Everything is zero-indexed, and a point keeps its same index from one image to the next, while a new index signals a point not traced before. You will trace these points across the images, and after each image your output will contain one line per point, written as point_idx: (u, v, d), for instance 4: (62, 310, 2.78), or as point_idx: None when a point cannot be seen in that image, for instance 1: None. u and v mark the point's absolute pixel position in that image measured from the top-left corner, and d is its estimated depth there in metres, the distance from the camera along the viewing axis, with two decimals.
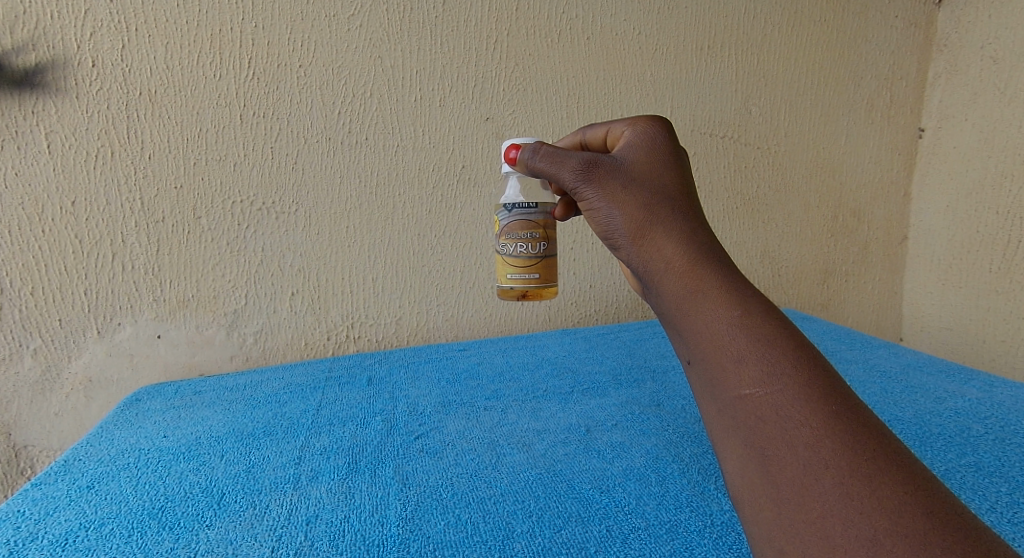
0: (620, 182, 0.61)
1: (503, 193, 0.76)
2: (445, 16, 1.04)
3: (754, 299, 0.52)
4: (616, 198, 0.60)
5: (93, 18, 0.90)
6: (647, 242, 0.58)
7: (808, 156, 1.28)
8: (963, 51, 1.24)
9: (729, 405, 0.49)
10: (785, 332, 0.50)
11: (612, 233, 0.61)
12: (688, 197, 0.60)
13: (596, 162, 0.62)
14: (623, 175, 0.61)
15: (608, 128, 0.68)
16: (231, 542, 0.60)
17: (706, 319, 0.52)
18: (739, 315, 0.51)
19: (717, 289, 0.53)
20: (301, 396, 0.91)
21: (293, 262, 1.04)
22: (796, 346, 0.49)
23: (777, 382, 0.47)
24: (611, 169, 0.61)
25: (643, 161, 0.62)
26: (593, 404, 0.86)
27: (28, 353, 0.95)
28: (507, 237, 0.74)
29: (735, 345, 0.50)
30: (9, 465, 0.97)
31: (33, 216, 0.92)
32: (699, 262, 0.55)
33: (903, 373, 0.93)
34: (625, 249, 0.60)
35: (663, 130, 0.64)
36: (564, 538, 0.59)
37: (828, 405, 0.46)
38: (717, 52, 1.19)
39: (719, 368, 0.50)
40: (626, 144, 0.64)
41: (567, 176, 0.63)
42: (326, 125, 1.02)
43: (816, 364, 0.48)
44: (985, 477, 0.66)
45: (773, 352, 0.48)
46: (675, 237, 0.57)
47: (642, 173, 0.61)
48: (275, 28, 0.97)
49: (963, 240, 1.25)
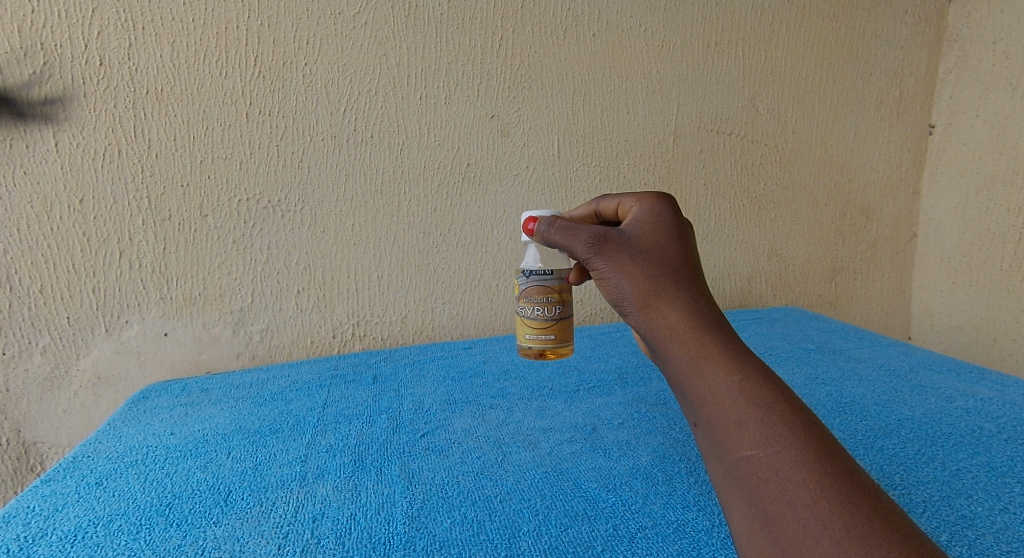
0: (629, 255, 0.62)
1: (522, 258, 0.76)
2: (451, 14, 1.03)
3: (753, 366, 0.55)
4: (625, 269, 0.62)
5: (100, 17, 0.91)
6: (653, 309, 0.60)
7: (816, 154, 1.27)
8: (974, 46, 1.22)
9: (731, 466, 0.51)
10: (782, 397, 0.53)
11: (620, 300, 0.62)
12: (692, 270, 0.62)
13: (606, 236, 0.64)
14: (631, 247, 0.63)
15: (619, 201, 0.69)
16: (238, 539, 0.60)
17: (709, 384, 0.54)
18: (739, 381, 0.54)
19: (718, 355, 0.55)
20: (307, 394, 0.91)
21: (299, 260, 1.04)
22: (793, 411, 0.52)
23: (776, 444, 0.50)
24: (620, 243, 0.63)
25: (650, 235, 0.63)
26: (599, 403, 0.85)
27: (37, 351, 0.96)
28: (524, 300, 0.74)
29: (736, 409, 0.52)
30: (18, 462, 0.97)
31: (41, 214, 0.93)
32: (700, 330, 0.57)
33: (912, 372, 0.93)
34: (632, 315, 0.62)
35: (669, 207, 0.66)
36: (570, 537, 0.59)
37: (824, 468, 0.49)
38: (723, 48, 1.18)
39: (722, 429, 0.52)
40: (634, 219, 0.65)
41: (579, 249, 0.65)
42: (331, 122, 1.02)
43: (812, 429, 0.51)
44: (997, 477, 0.65)
45: (772, 416, 0.51)
46: (679, 306, 0.59)
47: (650, 247, 0.62)
48: (281, 26, 0.97)
49: (974, 237, 1.24)
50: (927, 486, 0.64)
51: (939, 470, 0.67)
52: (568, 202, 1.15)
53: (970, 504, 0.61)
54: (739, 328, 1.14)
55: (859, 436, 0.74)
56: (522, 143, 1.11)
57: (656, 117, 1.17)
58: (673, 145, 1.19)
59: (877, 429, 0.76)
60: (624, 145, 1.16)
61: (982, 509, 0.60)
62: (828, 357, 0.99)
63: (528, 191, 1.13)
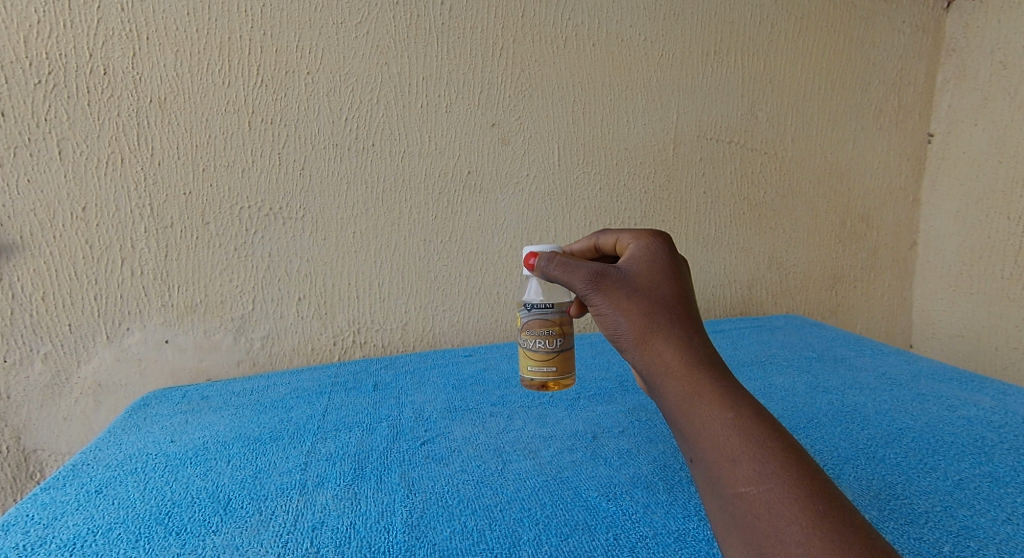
0: (626, 292, 0.63)
1: (524, 292, 0.76)
2: (452, 23, 1.04)
3: (745, 403, 0.56)
4: (622, 306, 0.62)
5: (105, 27, 0.91)
6: (649, 346, 0.61)
7: (815, 163, 1.27)
8: (972, 55, 1.23)
9: (726, 503, 0.52)
10: (774, 434, 0.54)
11: (617, 336, 0.63)
12: (687, 308, 0.63)
13: (604, 273, 0.64)
14: (628, 284, 0.63)
15: (616, 237, 0.70)
16: (238, 547, 0.60)
17: (703, 421, 0.56)
18: (733, 417, 0.55)
19: (712, 392, 0.57)
20: (307, 402, 0.91)
21: (300, 267, 1.05)
22: (785, 448, 0.53)
23: (769, 480, 0.51)
24: (618, 280, 0.64)
25: (646, 272, 0.64)
26: (600, 411, 0.85)
27: (38, 358, 0.96)
28: (525, 333, 0.74)
29: (730, 445, 0.53)
30: (18, 470, 0.97)
31: (44, 222, 0.93)
32: (695, 367, 0.59)
33: (913, 381, 0.92)
34: (629, 351, 0.63)
35: (664, 244, 0.67)
36: (571, 546, 0.59)
37: (816, 504, 0.49)
38: (722, 58, 1.19)
39: (717, 466, 0.53)
40: (631, 256, 0.66)
41: (578, 285, 0.65)
42: (333, 130, 1.02)
43: (804, 466, 0.52)
44: (1000, 487, 0.65)
45: (765, 453, 0.52)
46: (673, 343, 0.60)
47: (646, 284, 0.63)
48: (284, 35, 0.98)
49: (974, 246, 1.24)
50: (929, 496, 0.64)
51: (941, 480, 0.67)
52: (569, 209, 1.15)
53: (972, 515, 0.61)
54: (740, 336, 1.14)
55: (860, 445, 0.74)
56: (523, 151, 1.11)
57: (656, 126, 1.17)
58: (673, 153, 1.19)
59: (878, 438, 0.76)
60: (625, 153, 1.16)
61: (985, 520, 0.60)
62: (829, 365, 0.99)
63: (529, 199, 1.13)
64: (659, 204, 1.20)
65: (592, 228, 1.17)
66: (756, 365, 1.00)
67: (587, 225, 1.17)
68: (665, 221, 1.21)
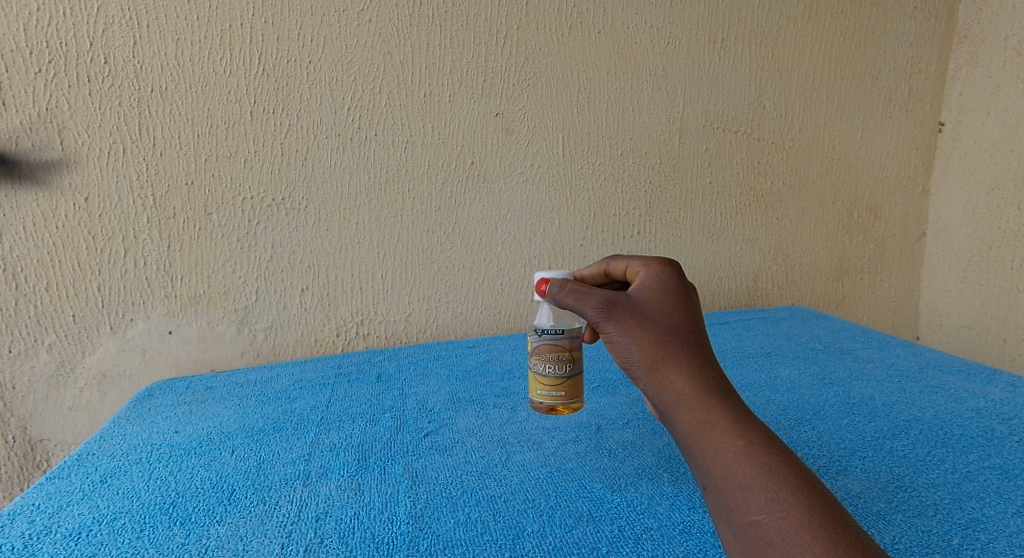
0: (636, 319, 0.62)
1: (535, 317, 0.72)
2: (455, 12, 1.03)
3: (757, 430, 0.56)
4: (634, 333, 0.61)
5: (105, 15, 0.90)
6: (661, 374, 0.60)
7: (822, 152, 1.26)
8: (985, 42, 1.21)
9: (739, 531, 0.51)
10: (786, 462, 0.53)
11: (628, 364, 0.62)
12: (696, 336, 0.62)
13: (615, 300, 0.63)
14: (639, 312, 0.62)
15: (627, 264, 0.70)
16: (242, 537, 0.60)
17: (714, 449, 0.55)
18: (744, 445, 0.54)
19: (722, 420, 0.56)
20: (311, 392, 0.91)
21: (303, 258, 1.04)
22: (797, 476, 0.52)
23: (781, 508, 0.50)
24: (629, 307, 0.62)
25: (657, 299, 0.63)
26: (604, 402, 0.85)
27: (43, 349, 0.96)
28: (537, 358, 0.70)
29: (741, 473, 0.53)
30: (25, 459, 0.98)
31: (47, 212, 0.93)
32: (707, 395, 0.58)
33: (921, 372, 0.92)
34: (640, 379, 0.61)
35: (675, 271, 0.66)
36: (575, 537, 0.58)
37: (827, 531, 0.49)
38: (729, 45, 1.17)
39: (729, 494, 0.53)
40: (641, 284, 0.65)
41: (589, 312, 0.63)
42: (335, 120, 1.01)
43: (816, 494, 0.51)
44: (1009, 480, 0.64)
45: (777, 480, 0.52)
46: (685, 371, 0.59)
47: (657, 312, 0.62)
48: (285, 24, 0.97)
49: (985, 237, 1.23)
50: (938, 489, 0.63)
51: (949, 472, 0.66)
52: (573, 200, 1.14)
53: (981, 507, 0.60)
54: (746, 328, 1.13)
55: (867, 437, 0.73)
56: (526, 141, 1.10)
57: (661, 115, 1.16)
58: (678, 143, 1.18)
59: (886, 430, 0.75)
60: (630, 143, 1.15)
61: (995, 512, 0.60)
62: (836, 357, 0.98)
63: (533, 190, 1.12)
64: (664, 194, 1.19)
65: (597, 218, 1.16)
66: (762, 357, 0.99)
67: (591, 216, 1.16)
68: (669, 212, 1.20)
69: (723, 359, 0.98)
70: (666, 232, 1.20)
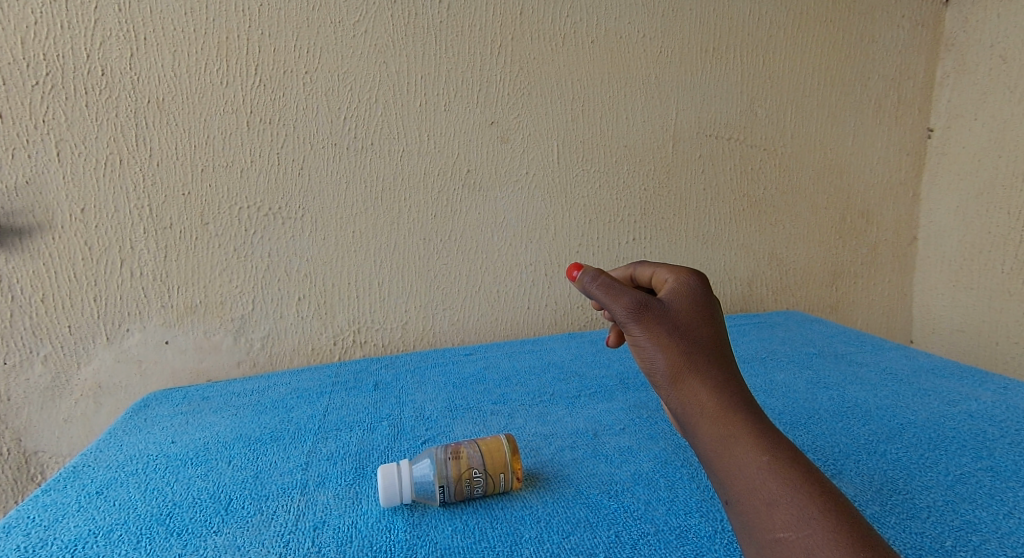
0: (665, 327, 0.62)
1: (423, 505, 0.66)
2: (449, 22, 1.04)
3: (781, 445, 0.56)
4: (662, 341, 0.62)
5: (102, 28, 0.91)
6: (685, 385, 0.60)
7: (815, 158, 1.27)
8: (972, 50, 1.23)
9: (764, 548, 0.52)
10: (811, 479, 0.53)
11: (652, 371, 0.62)
12: (721, 349, 0.62)
13: (646, 304, 0.63)
14: (668, 319, 0.62)
15: (653, 271, 0.70)
16: (239, 548, 0.60)
17: (739, 465, 0.55)
18: (768, 461, 0.55)
19: (747, 435, 0.56)
20: (308, 402, 0.91)
21: (300, 268, 1.05)
22: (823, 493, 0.53)
23: (808, 526, 0.51)
24: (660, 313, 0.63)
25: (685, 309, 0.63)
26: (601, 408, 0.85)
27: (38, 360, 0.96)
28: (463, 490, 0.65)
29: (766, 489, 0.53)
30: (19, 472, 0.97)
31: (44, 224, 0.93)
32: (730, 409, 0.58)
33: (914, 376, 0.92)
34: (664, 389, 0.62)
35: (702, 281, 0.66)
36: (572, 543, 0.59)
37: (854, 550, 0.49)
38: (721, 54, 1.18)
39: (753, 510, 0.53)
40: (670, 291, 0.65)
41: (618, 311, 0.64)
42: (331, 130, 1.02)
43: (843, 511, 0.52)
44: (1002, 482, 0.65)
45: (802, 497, 0.52)
46: (708, 384, 0.60)
47: (686, 322, 0.62)
48: (281, 35, 0.98)
49: (976, 241, 1.25)
50: (932, 491, 0.64)
51: (943, 474, 0.67)
52: (568, 207, 1.15)
53: (975, 509, 0.61)
54: (740, 333, 1.14)
55: (862, 440, 0.74)
56: (522, 150, 1.11)
57: (655, 123, 1.17)
58: (672, 150, 1.19)
59: (880, 433, 0.75)
60: (624, 151, 1.16)
61: (988, 514, 0.60)
62: (831, 361, 0.99)
63: (529, 198, 1.13)
64: (659, 201, 1.20)
65: (592, 226, 1.17)
66: (757, 362, 0.99)
67: (586, 223, 1.17)
68: (664, 218, 1.21)
69: None
70: (660, 239, 1.21)
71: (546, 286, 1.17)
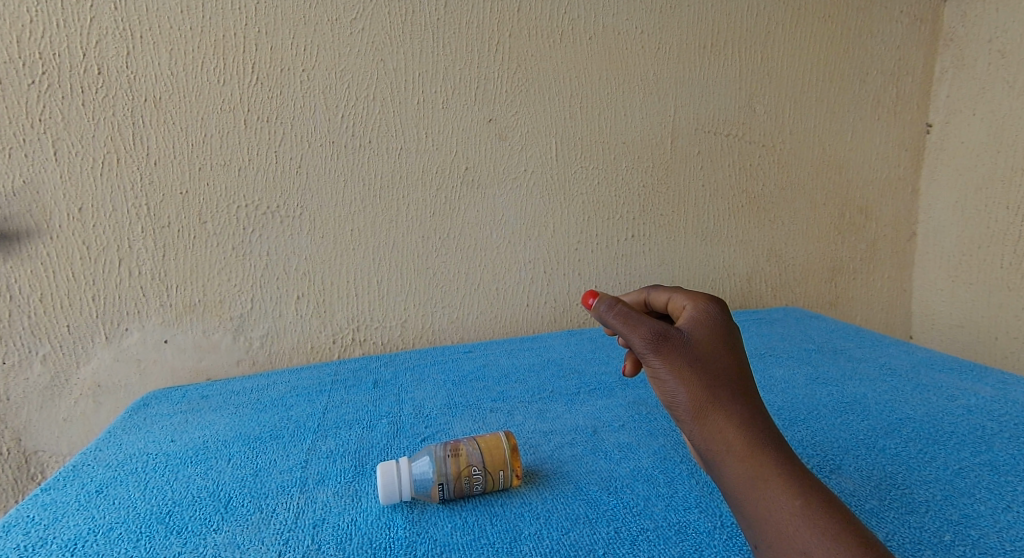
0: (687, 360, 0.60)
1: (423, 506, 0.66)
2: (447, 19, 1.04)
3: (814, 489, 0.54)
4: (684, 375, 0.59)
5: (99, 26, 0.91)
6: (709, 421, 0.58)
7: (814, 154, 1.27)
8: (970, 44, 1.23)
9: None
10: (848, 526, 0.52)
11: (674, 406, 0.60)
12: (745, 382, 0.60)
13: (666, 334, 0.60)
14: (689, 350, 0.60)
15: (669, 296, 0.67)
16: (239, 546, 0.60)
17: (771, 509, 0.53)
18: (802, 506, 0.53)
19: (778, 478, 0.54)
20: (307, 400, 0.91)
21: (299, 266, 1.04)
22: (862, 542, 0.51)
23: None
24: (681, 344, 0.60)
25: (706, 339, 0.61)
26: (600, 405, 0.85)
27: (37, 360, 0.96)
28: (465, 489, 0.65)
29: (801, 538, 0.51)
30: (19, 471, 0.97)
31: (41, 223, 0.93)
32: (757, 448, 0.56)
33: (913, 371, 0.92)
34: (686, 425, 0.60)
35: (720, 307, 0.64)
36: (572, 540, 0.59)
37: None
38: (719, 50, 1.18)
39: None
40: (689, 319, 0.63)
41: (637, 342, 0.61)
42: (329, 128, 1.02)
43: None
44: (1000, 476, 0.65)
45: (840, 547, 0.50)
46: (735, 421, 0.57)
47: (709, 354, 0.60)
48: (278, 33, 0.97)
49: (974, 236, 1.25)
50: (930, 486, 0.64)
51: (941, 469, 0.67)
52: (566, 204, 1.15)
53: (973, 503, 0.61)
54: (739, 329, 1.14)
55: (861, 435, 0.74)
56: (520, 147, 1.11)
57: (654, 120, 1.17)
58: (671, 147, 1.19)
59: (879, 428, 0.75)
60: (623, 147, 1.16)
61: (985, 508, 0.60)
62: (829, 357, 0.99)
63: (527, 195, 1.13)
64: (658, 198, 1.20)
65: (590, 223, 1.17)
66: (756, 358, 0.99)
67: (585, 220, 1.17)
68: (663, 215, 1.20)
69: None
70: (659, 236, 1.21)
71: (545, 283, 1.17)
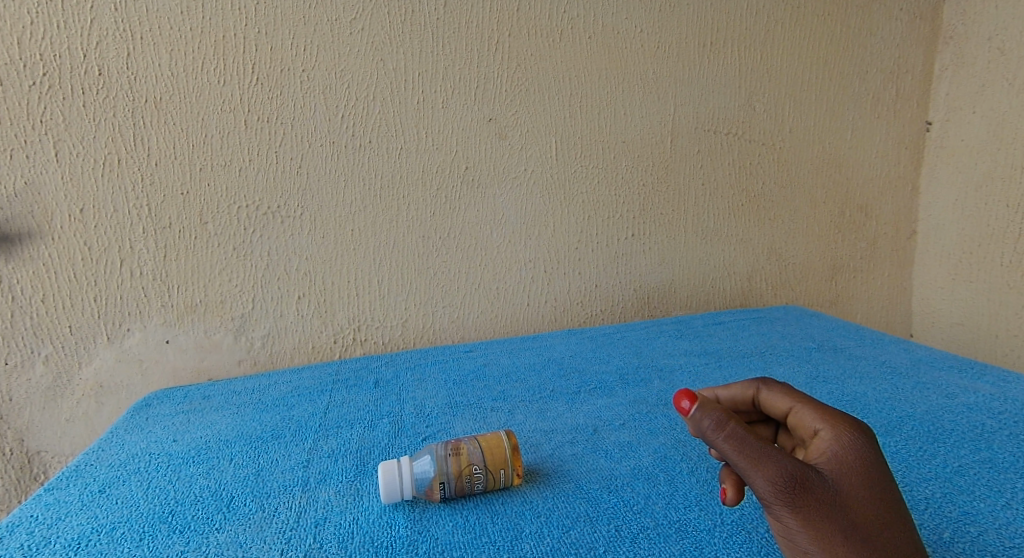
0: (820, 511, 0.51)
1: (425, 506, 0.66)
2: (446, 19, 1.04)
3: None
4: (816, 528, 0.51)
5: (99, 28, 0.91)
6: None
7: (814, 152, 1.27)
8: (970, 42, 1.23)
9: None
10: None
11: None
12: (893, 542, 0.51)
13: (795, 475, 0.51)
14: (824, 500, 0.51)
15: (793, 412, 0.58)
16: (241, 545, 0.60)
17: None
18: None
19: None
20: (309, 400, 0.91)
21: (300, 266, 1.05)
22: None
23: None
24: (813, 489, 0.51)
25: (846, 483, 0.52)
26: (600, 404, 0.85)
27: (39, 360, 0.96)
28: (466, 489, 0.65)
29: None
30: (22, 471, 0.98)
31: (42, 224, 0.93)
32: None
33: (913, 369, 0.92)
34: None
35: (862, 438, 0.54)
36: (572, 538, 0.59)
37: None
38: (719, 48, 1.18)
39: None
40: (823, 454, 0.53)
41: (758, 482, 0.52)
42: (329, 128, 1.02)
43: None
44: (999, 473, 0.65)
45: None
46: None
47: (847, 502, 0.51)
48: (278, 33, 0.98)
49: (974, 234, 1.25)
50: (929, 483, 0.64)
51: (940, 467, 0.67)
52: (567, 204, 1.15)
53: (971, 500, 0.61)
54: (740, 328, 1.14)
55: None
56: (520, 146, 1.11)
57: (653, 119, 1.17)
58: (671, 146, 1.19)
59: (878, 426, 0.76)
60: (623, 147, 1.16)
61: (984, 505, 0.61)
62: (829, 355, 0.99)
63: (527, 194, 1.13)
64: (658, 197, 1.20)
65: (591, 222, 1.17)
66: (757, 357, 0.99)
67: (585, 219, 1.17)
68: (663, 214, 1.21)
69: (719, 359, 0.99)
70: (660, 235, 1.21)
71: (545, 283, 1.17)
